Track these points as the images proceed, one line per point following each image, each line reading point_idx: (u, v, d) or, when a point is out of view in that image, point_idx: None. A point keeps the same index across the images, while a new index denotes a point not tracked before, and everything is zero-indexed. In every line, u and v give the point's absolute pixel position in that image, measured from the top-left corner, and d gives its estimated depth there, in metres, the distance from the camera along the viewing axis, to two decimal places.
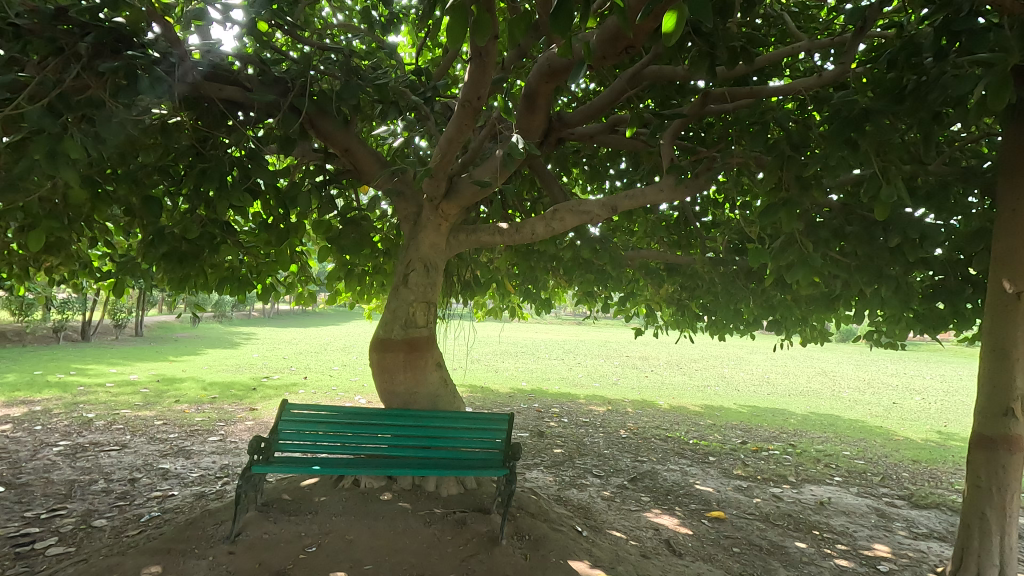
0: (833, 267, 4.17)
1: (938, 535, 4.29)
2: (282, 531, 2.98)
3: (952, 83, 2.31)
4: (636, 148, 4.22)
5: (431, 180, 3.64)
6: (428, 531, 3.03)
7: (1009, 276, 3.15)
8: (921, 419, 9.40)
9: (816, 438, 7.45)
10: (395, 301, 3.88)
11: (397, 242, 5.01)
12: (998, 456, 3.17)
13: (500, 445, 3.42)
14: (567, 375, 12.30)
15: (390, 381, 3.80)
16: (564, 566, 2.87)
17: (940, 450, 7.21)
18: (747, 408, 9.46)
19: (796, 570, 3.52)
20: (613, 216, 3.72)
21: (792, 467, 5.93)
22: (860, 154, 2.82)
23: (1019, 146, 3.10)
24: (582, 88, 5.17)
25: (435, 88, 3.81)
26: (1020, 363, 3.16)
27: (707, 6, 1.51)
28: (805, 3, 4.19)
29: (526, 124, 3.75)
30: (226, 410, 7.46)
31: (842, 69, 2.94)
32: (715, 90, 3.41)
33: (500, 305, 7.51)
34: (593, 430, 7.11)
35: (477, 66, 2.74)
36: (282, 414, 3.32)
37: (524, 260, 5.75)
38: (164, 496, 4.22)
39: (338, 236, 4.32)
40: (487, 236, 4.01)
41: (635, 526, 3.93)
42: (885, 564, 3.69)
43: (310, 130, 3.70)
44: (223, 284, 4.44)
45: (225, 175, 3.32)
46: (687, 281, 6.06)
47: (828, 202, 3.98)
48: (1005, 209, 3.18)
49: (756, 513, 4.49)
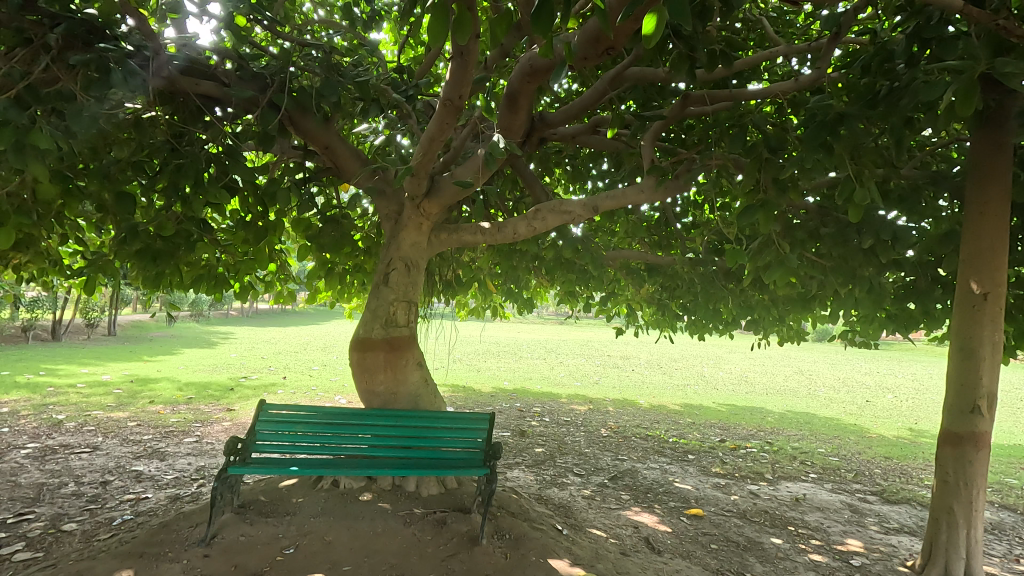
0: (809, 267, 4.25)
1: (909, 530, 4.40)
2: (259, 533, 2.94)
3: (923, 88, 2.38)
4: (617, 148, 4.25)
5: (412, 179, 3.58)
6: (407, 531, 3.01)
7: (976, 277, 3.25)
8: (895, 417, 9.62)
9: (793, 437, 7.57)
10: (376, 300, 3.86)
11: (377, 241, 4.98)
12: (965, 452, 3.27)
13: (482, 445, 3.40)
14: (549, 374, 12.32)
15: (370, 381, 3.76)
16: (544, 565, 2.86)
17: (911, 446, 7.43)
18: (726, 407, 9.58)
19: (771, 565, 3.57)
20: (594, 216, 3.75)
21: (769, 464, 6.03)
22: (836, 157, 2.88)
23: (987, 150, 3.20)
24: (565, 89, 5.19)
25: (417, 85, 3.78)
26: (985, 361, 3.26)
27: (686, 10, 1.53)
28: (784, 8, 4.27)
29: (509, 123, 3.73)
30: (203, 411, 7.32)
31: (819, 73, 3.00)
32: (695, 94, 3.46)
33: (483, 305, 7.50)
34: (574, 429, 7.14)
35: (459, 65, 2.73)
36: (259, 414, 3.27)
37: (505, 260, 5.74)
38: (137, 499, 4.13)
39: (318, 235, 4.29)
40: (469, 236, 3.98)
41: (615, 524, 3.96)
42: (857, 559, 3.77)
43: (291, 127, 3.67)
44: (199, 282, 4.36)
45: (202, 172, 3.29)
46: (667, 281, 6.13)
47: (804, 205, 4.07)
48: (973, 212, 3.26)
49: (733, 509, 4.56)
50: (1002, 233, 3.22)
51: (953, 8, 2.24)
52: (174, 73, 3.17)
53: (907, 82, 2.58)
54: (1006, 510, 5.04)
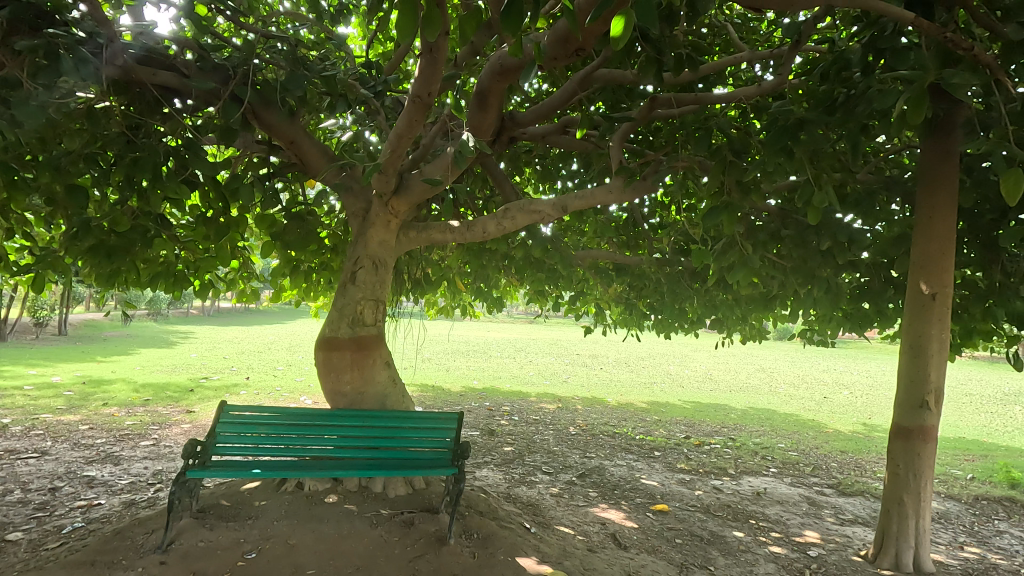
0: (770, 268, 4.38)
1: (862, 521, 4.58)
2: (219, 538, 2.85)
3: (877, 96, 2.49)
4: (587, 149, 4.28)
5: (380, 176, 3.53)
6: (373, 532, 2.97)
7: (926, 278, 3.41)
8: (850, 412, 10.01)
9: (755, 432, 7.78)
10: (343, 299, 3.79)
11: (344, 238, 4.89)
12: (914, 445, 3.42)
13: (450, 445, 3.40)
14: (519, 374, 12.35)
15: (337, 381, 3.70)
16: (512, 563, 2.87)
17: (866, 441, 7.73)
18: (691, 404, 9.79)
19: (733, 558, 3.67)
20: (563, 216, 3.77)
21: (732, 460, 6.19)
22: (796, 161, 2.98)
23: (936, 157, 3.35)
24: (535, 89, 5.22)
25: (385, 82, 3.74)
26: (933, 358, 3.41)
27: (654, 13, 1.56)
28: (747, 16, 4.38)
29: (478, 123, 3.69)
30: (160, 413, 7.08)
31: (781, 79, 3.09)
32: (663, 96, 3.53)
33: (452, 303, 7.48)
34: (543, 428, 7.19)
35: (428, 62, 2.73)
36: (220, 416, 3.16)
37: (475, 259, 5.73)
38: (89, 505, 3.96)
39: (283, 232, 4.19)
40: (438, 234, 3.95)
41: (582, 521, 4.00)
42: (814, 550, 3.90)
43: (254, 121, 3.58)
44: (157, 280, 4.21)
45: (161, 165, 3.15)
46: (635, 281, 6.24)
47: (765, 207, 4.19)
48: (923, 216, 3.42)
49: (698, 504, 4.66)
50: (950, 236, 3.37)
51: (904, 20, 2.33)
52: (130, 63, 3.05)
53: (863, 90, 2.68)
54: (952, 500, 5.30)
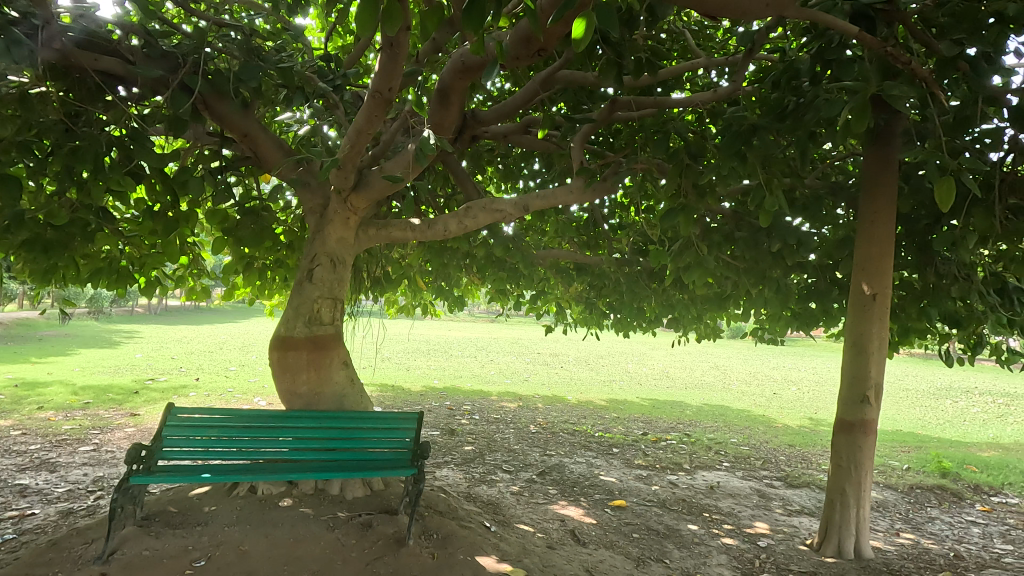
0: (724, 269, 4.51)
1: (808, 511, 4.79)
2: (166, 546, 2.74)
3: (824, 105, 2.60)
4: (548, 149, 4.31)
5: (338, 172, 3.46)
6: (330, 536, 2.91)
7: (867, 280, 3.59)
8: (798, 407, 10.45)
9: (708, 428, 8.02)
10: (299, 297, 3.69)
11: (301, 235, 4.77)
12: (856, 438, 3.59)
13: (410, 445, 3.36)
14: (480, 373, 12.34)
15: (292, 381, 3.61)
16: (472, 562, 2.87)
17: (812, 434, 8.08)
18: (648, 401, 10.00)
19: (688, 550, 3.77)
20: (525, 215, 3.78)
21: (687, 455, 6.36)
22: (749, 166, 3.08)
23: (878, 165, 3.52)
24: (498, 88, 5.22)
25: (345, 76, 3.67)
26: (874, 355, 3.60)
27: (614, 17, 1.58)
28: (704, 23, 4.51)
29: (439, 119, 3.62)
30: (102, 417, 6.73)
31: (735, 86, 3.19)
32: (623, 99, 3.60)
33: (413, 302, 7.40)
34: (504, 426, 7.20)
35: (388, 57, 2.70)
36: (168, 419, 3.02)
37: (436, 257, 5.68)
38: (22, 516, 3.73)
39: (236, 228, 4.05)
40: (399, 232, 3.89)
41: (542, 518, 4.03)
42: (764, 540, 4.04)
43: (205, 112, 3.45)
44: (98, 276, 4.00)
45: (103, 155, 2.98)
46: (595, 281, 6.33)
47: (720, 210, 4.32)
48: (865, 221, 3.59)
49: (654, 499, 4.77)
50: (889, 240, 3.56)
51: (849, 33, 2.45)
52: (69, 46, 2.90)
53: (811, 99, 2.81)
54: (889, 489, 5.60)
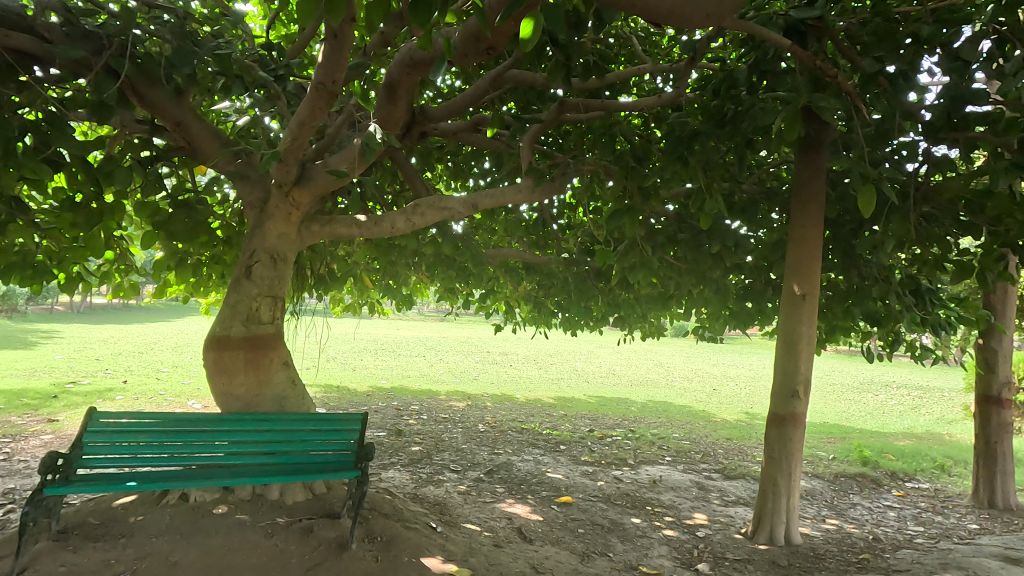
0: (667, 269, 4.65)
1: (743, 501, 5.02)
2: (85, 560, 2.56)
3: (759, 114, 2.73)
4: (497, 148, 4.32)
5: (279, 164, 3.42)
6: (268, 543, 2.80)
7: (798, 280, 3.79)
8: (736, 402, 10.93)
9: (652, 424, 8.26)
10: (236, 295, 3.54)
11: (240, 230, 4.57)
12: (786, 431, 3.79)
13: (353, 446, 3.29)
14: (428, 372, 12.21)
15: (228, 383, 3.45)
16: (417, 564, 2.84)
17: (748, 428, 8.47)
18: (595, 399, 10.20)
19: (630, 543, 3.87)
20: (474, 214, 3.76)
21: (631, 450, 6.53)
22: (690, 170, 3.18)
23: (809, 172, 3.72)
24: (448, 85, 5.18)
25: (287, 66, 3.58)
26: (803, 352, 3.80)
27: (561, 19, 1.60)
28: (650, 30, 4.63)
29: (387, 115, 3.53)
30: (14, 424, 6.22)
31: (679, 92, 3.29)
32: (570, 100, 3.65)
33: (359, 301, 7.24)
34: (452, 426, 7.16)
35: (332, 48, 2.69)
36: (88, 425, 2.80)
37: (383, 255, 5.58)
38: None
39: (168, 221, 3.83)
40: (344, 229, 3.78)
41: (489, 517, 4.03)
42: (702, 530, 4.20)
43: (133, 98, 3.25)
44: (10, 272, 3.69)
45: (15, 140, 2.76)
46: (543, 280, 6.39)
47: (663, 212, 4.45)
48: (796, 225, 3.80)
49: (599, 494, 4.87)
50: (817, 243, 3.77)
51: (782, 46, 2.58)
52: None
53: (748, 108, 2.94)
54: (817, 478, 5.94)
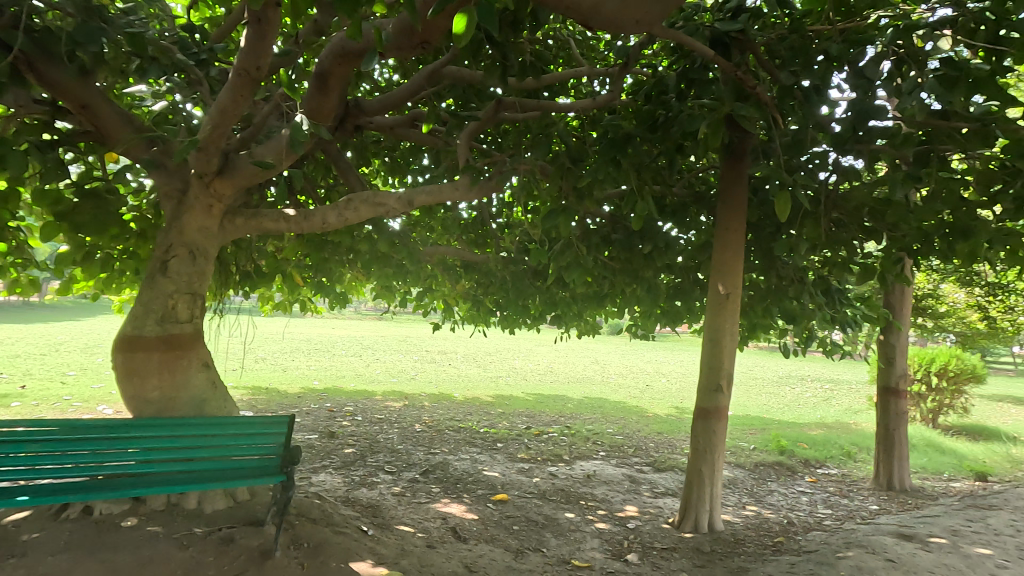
0: (601, 268, 4.76)
1: (671, 493, 5.22)
2: None
3: (685, 120, 2.84)
4: (435, 144, 4.26)
5: (199, 153, 3.19)
6: (183, 555, 2.64)
7: (722, 280, 3.99)
8: (667, 398, 11.36)
9: (588, 420, 8.44)
10: (150, 292, 3.30)
11: (156, 223, 4.27)
12: (710, 424, 3.98)
13: (279, 449, 3.14)
14: (364, 372, 11.92)
15: (141, 387, 3.22)
16: (345, 569, 2.77)
17: (678, 422, 8.84)
18: (533, 396, 10.31)
19: (564, 537, 3.94)
20: (409, 210, 3.69)
21: (566, 446, 6.64)
22: (622, 172, 3.27)
23: (733, 177, 3.92)
24: (385, 78, 5.06)
25: (211, 51, 3.37)
26: (726, 348, 4.01)
27: (493, 17, 1.60)
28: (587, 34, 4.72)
29: (317, 106, 3.39)
30: None
31: (613, 95, 3.37)
32: (507, 99, 3.64)
33: (290, 299, 6.95)
34: (388, 426, 7.02)
35: (258, 32, 2.61)
36: None
37: (315, 251, 5.38)
38: None
39: (72, 212, 3.53)
40: (271, 223, 3.59)
41: (423, 518, 3.98)
42: (633, 522, 4.34)
43: (30, 76, 2.96)
44: None
45: None
46: (481, 278, 6.38)
47: (598, 213, 4.55)
48: (722, 227, 3.98)
49: (535, 491, 4.92)
50: (740, 245, 3.98)
51: (707, 57, 2.71)
52: None
53: (676, 114, 3.06)
54: (739, 468, 6.28)
